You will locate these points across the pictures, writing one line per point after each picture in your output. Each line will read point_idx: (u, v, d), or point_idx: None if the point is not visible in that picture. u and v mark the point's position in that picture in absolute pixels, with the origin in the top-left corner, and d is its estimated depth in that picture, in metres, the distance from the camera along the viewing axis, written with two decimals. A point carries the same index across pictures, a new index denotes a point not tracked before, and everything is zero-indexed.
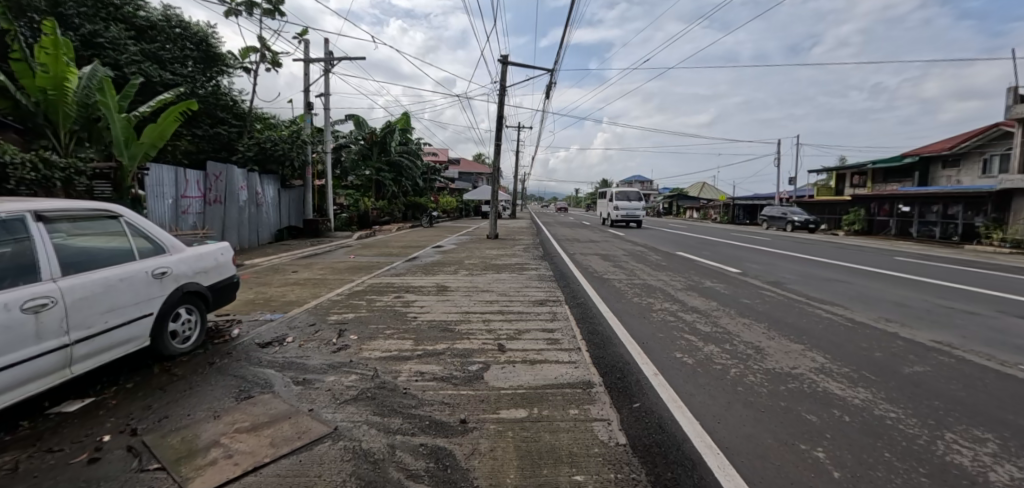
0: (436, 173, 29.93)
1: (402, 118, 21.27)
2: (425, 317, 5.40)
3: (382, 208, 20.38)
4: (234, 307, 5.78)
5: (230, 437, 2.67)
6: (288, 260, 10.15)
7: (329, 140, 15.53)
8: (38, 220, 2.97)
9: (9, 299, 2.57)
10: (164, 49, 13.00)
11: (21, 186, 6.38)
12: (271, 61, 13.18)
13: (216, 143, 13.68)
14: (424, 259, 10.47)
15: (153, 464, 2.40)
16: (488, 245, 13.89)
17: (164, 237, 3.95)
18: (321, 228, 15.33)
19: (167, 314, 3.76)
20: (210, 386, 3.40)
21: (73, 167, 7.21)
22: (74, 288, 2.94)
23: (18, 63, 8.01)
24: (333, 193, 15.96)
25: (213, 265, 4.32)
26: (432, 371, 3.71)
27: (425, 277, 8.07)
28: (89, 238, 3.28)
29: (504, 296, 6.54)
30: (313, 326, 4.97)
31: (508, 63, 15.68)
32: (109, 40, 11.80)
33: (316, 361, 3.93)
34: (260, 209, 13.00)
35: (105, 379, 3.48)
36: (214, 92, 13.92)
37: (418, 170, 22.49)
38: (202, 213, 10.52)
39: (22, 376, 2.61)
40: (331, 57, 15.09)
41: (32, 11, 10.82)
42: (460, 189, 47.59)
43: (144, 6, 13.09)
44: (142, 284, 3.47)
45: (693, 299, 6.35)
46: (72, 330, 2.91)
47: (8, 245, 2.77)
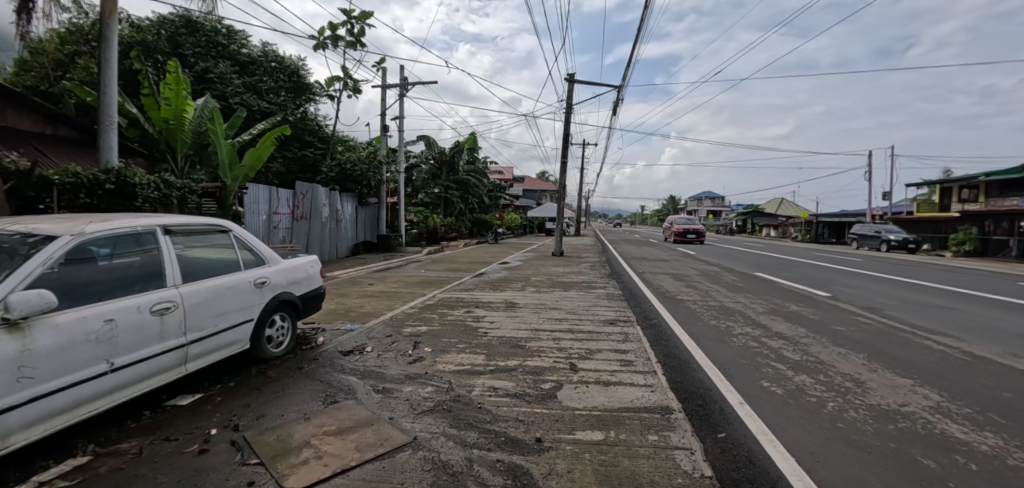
0: (501, 191, 30.48)
1: (469, 138, 22.01)
2: (495, 333, 5.47)
3: (450, 225, 21.01)
4: (320, 316, 6.22)
5: (319, 439, 2.85)
6: (365, 273, 10.78)
7: (402, 160, 16.37)
8: (164, 234, 3.36)
9: (141, 302, 2.95)
10: (262, 81, 14.54)
11: (154, 207, 7.12)
12: (352, 88, 14.25)
13: (303, 165, 15.04)
14: (490, 275, 10.68)
15: (252, 459, 2.62)
16: (553, 263, 13.91)
17: (264, 250, 4.34)
18: (393, 243, 16.17)
19: (265, 321, 4.13)
20: (298, 389, 3.66)
21: (186, 187, 7.82)
22: (191, 294, 3.30)
23: (146, 98, 9.21)
24: (405, 210, 16.75)
25: (304, 276, 4.68)
26: (505, 387, 3.74)
27: (493, 293, 8.21)
28: (202, 250, 3.67)
29: (572, 315, 6.48)
30: (390, 337, 5.21)
31: (574, 81, 15.84)
32: (218, 75, 13.37)
33: (394, 371, 4.12)
34: (340, 225, 13.94)
35: (211, 378, 3.86)
36: (301, 119, 15.34)
37: (484, 188, 23.14)
38: (290, 229, 11.45)
39: (145, 372, 2.95)
40: (406, 83, 15.97)
41: (158, 53, 12.93)
42: (523, 208, 48.00)
43: (246, 44, 14.75)
44: (245, 292, 3.83)
45: (777, 325, 5.90)
46: (188, 332, 3.27)
47: (138, 255, 3.14)
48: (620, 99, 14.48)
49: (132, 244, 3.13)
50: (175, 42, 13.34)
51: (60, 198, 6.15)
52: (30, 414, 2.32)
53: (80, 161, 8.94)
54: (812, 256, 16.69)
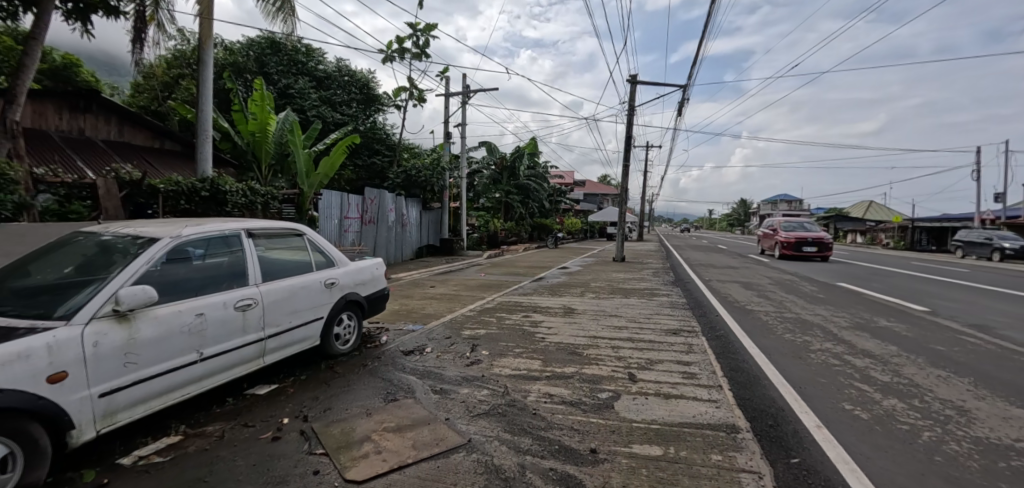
0: (561, 195, 30.29)
1: (530, 143, 22.13)
2: (552, 338, 5.42)
3: (509, 229, 21.20)
4: (384, 316, 6.50)
5: (379, 434, 2.96)
6: (427, 276, 11.14)
7: (464, 166, 16.79)
8: (248, 237, 3.67)
9: (227, 298, 3.23)
10: (336, 94, 15.56)
11: (242, 212, 7.84)
12: (417, 98, 14.84)
13: (372, 172, 15.89)
14: (549, 280, 10.62)
15: (318, 449, 2.77)
16: (613, 268, 13.59)
17: (334, 253, 4.61)
18: (455, 247, 16.61)
19: (334, 319, 4.37)
20: (362, 386, 3.83)
21: (269, 193, 8.54)
22: (269, 292, 3.57)
23: (237, 113, 10.19)
24: (466, 215, 17.13)
25: (369, 278, 4.91)
26: (560, 394, 3.69)
27: (551, 298, 8.15)
28: (280, 252, 3.96)
29: (633, 323, 6.27)
30: (449, 339, 5.33)
31: (637, 82, 15.43)
32: (297, 91, 14.50)
33: (452, 373, 4.20)
34: (405, 229, 14.53)
35: (285, 370, 4.15)
36: (371, 128, 16.22)
37: (544, 193, 23.14)
38: (359, 232, 12.10)
39: (228, 362, 3.23)
40: (468, 90, 16.36)
41: (247, 72, 14.25)
42: (584, 212, 47.38)
43: (322, 60, 15.84)
44: (316, 292, 4.08)
45: (864, 341, 5.33)
46: (266, 327, 3.54)
47: (226, 255, 3.44)
48: (686, 98, 13.89)
49: (220, 245, 3.43)
50: (261, 62, 14.64)
51: (164, 203, 6.83)
52: (133, 395, 2.62)
53: (182, 169, 9.99)
54: (909, 266, 14.94)
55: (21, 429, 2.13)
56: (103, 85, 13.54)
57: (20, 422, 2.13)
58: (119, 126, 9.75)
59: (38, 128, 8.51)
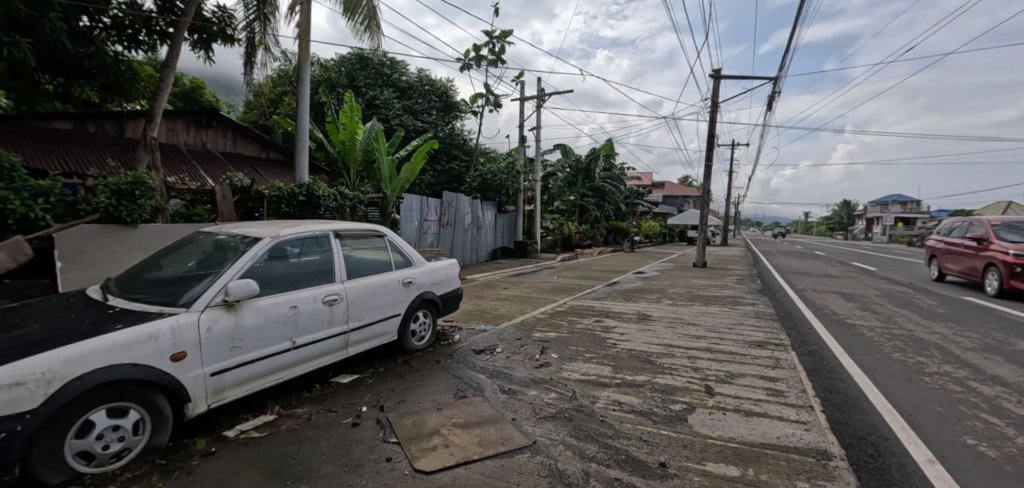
0: (639, 197, 29.32)
1: (605, 145, 21.71)
2: (624, 345, 5.26)
3: (584, 232, 20.94)
4: (458, 315, 6.72)
5: (448, 429, 3.06)
6: (500, 277, 11.35)
7: (539, 169, 16.88)
8: (337, 237, 3.96)
9: (316, 293, 3.53)
10: (417, 103, 16.43)
11: (333, 215, 8.54)
12: (493, 103, 15.21)
13: (450, 176, 16.54)
14: (624, 285, 10.33)
15: (392, 438, 2.93)
16: (694, 274, 12.88)
17: (412, 253, 4.83)
18: (529, 249, 16.74)
19: (410, 316, 4.61)
20: (435, 381, 3.99)
21: (357, 198, 9.22)
22: (352, 289, 3.85)
23: (330, 124, 11.13)
24: (540, 218, 17.23)
25: (444, 278, 5.09)
26: (630, 403, 3.57)
27: (625, 303, 7.91)
28: (364, 251, 4.23)
29: (712, 332, 5.89)
30: (519, 341, 5.38)
31: (720, 77, 14.52)
32: (383, 102, 15.52)
33: (521, 374, 4.23)
34: (481, 231, 14.92)
35: (367, 362, 4.45)
36: (449, 135, 16.90)
37: (620, 195, 22.56)
38: (437, 234, 12.63)
39: (317, 352, 3.53)
40: (542, 94, 16.42)
41: (339, 87, 15.52)
42: (664, 215, 45.55)
43: (405, 72, 16.79)
44: (394, 290, 4.32)
45: (1000, 366, 4.54)
46: (349, 321, 3.81)
47: (318, 254, 3.75)
48: (777, 91, 12.82)
49: (313, 245, 3.75)
50: (352, 77, 15.87)
51: (269, 207, 7.63)
52: (238, 376, 2.96)
53: (283, 176, 11.13)
54: None
55: (150, 399, 2.55)
56: (223, 104, 15.45)
57: (149, 393, 2.55)
58: (234, 138, 11.08)
59: (171, 142, 9.83)
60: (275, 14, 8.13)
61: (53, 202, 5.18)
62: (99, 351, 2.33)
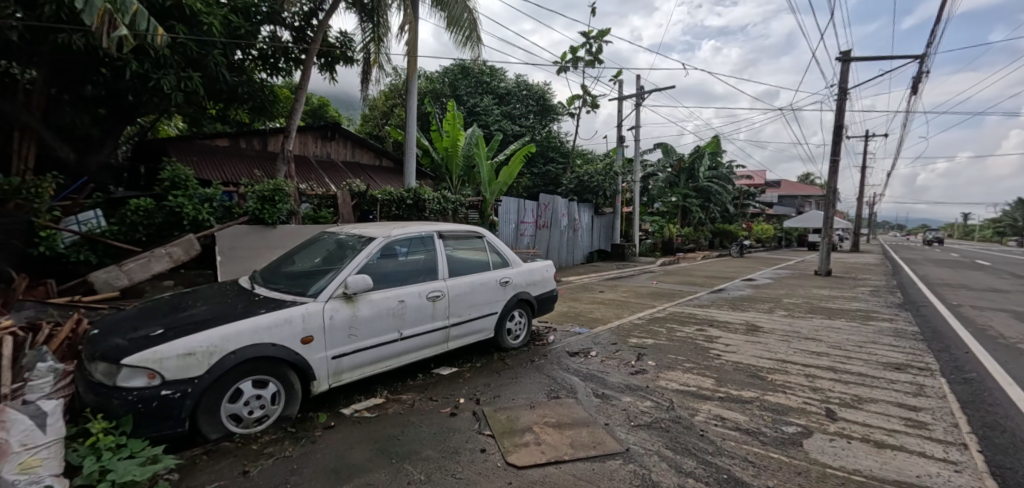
0: (749, 197, 26.93)
1: (711, 142, 20.28)
2: (730, 357, 4.88)
3: (687, 235, 19.77)
4: (552, 317, 6.75)
5: (540, 427, 3.11)
6: (596, 280, 11.18)
7: (637, 170, 16.30)
8: (440, 238, 4.22)
9: (421, 289, 3.81)
10: (515, 108, 16.86)
11: (436, 218, 9.11)
12: (589, 104, 15.06)
13: (546, 179, 16.70)
14: (731, 292, 9.55)
15: (486, 430, 3.05)
16: (816, 283, 11.48)
17: (510, 254, 4.96)
18: (627, 252, 16.27)
19: (507, 314, 4.74)
20: (528, 379, 4.07)
21: (459, 201, 9.72)
22: (453, 286, 4.08)
23: (435, 133, 11.90)
24: (639, 220, 16.65)
25: (540, 279, 5.16)
26: (735, 419, 3.30)
27: (732, 312, 7.32)
28: (464, 252, 4.44)
29: (838, 349, 5.21)
30: (614, 345, 5.26)
31: (850, 60, 12.77)
32: (483, 109, 16.20)
33: (615, 379, 4.14)
34: (577, 233, 14.83)
35: (464, 356, 4.68)
36: (546, 138, 17.07)
37: (728, 196, 20.88)
38: (534, 236, 12.81)
39: (420, 344, 3.80)
40: (641, 91, 15.84)
41: (443, 97, 16.53)
42: (780, 217, 41.20)
43: (504, 79, 17.32)
44: (491, 289, 4.49)
45: None
46: (450, 316, 4.05)
47: (423, 253, 4.03)
48: (926, 70, 10.92)
49: (419, 244, 4.03)
50: (454, 86, 16.81)
51: (381, 210, 8.35)
52: (354, 360, 3.31)
53: (393, 181, 12.16)
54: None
55: (285, 375, 2.97)
56: (344, 118, 17.30)
57: (284, 370, 2.96)
58: (353, 147, 12.36)
59: (303, 154, 11.29)
60: (387, 33, 8.92)
61: (215, 207, 6.28)
62: (247, 331, 2.78)
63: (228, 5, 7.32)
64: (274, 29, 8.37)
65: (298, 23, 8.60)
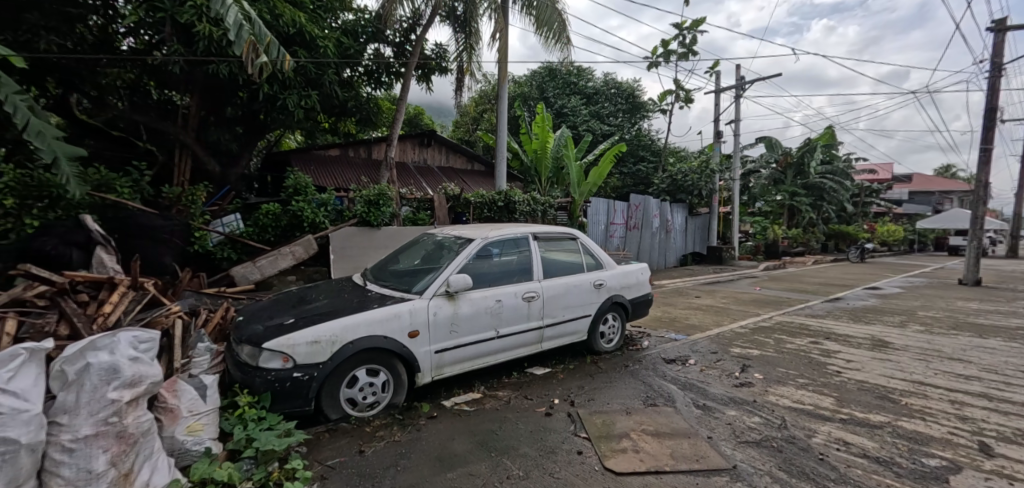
0: (872, 194, 23.74)
1: (825, 133, 18.21)
2: (853, 374, 4.34)
3: (795, 237, 17.92)
4: (645, 321, 6.51)
5: (638, 434, 3.02)
6: (691, 285, 10.57)
7: (737, 166, 15.17)
8: (534, 239, 4.27)
9: (517, 289, 3.89)
10: (603, 107, 16.58)
11: (526, 219, 9.25)
12: (683, 99, 14.34)
13: (636, 178, 16.17)
14: (851, 302, 8.48)
15: (582, 433, 3.03)
16: (963, 295, 9.77)
17: (604, 256, 4.86)
18: (724, 256, 15.27)
19: (600, 317, 4.67)
20: (623, 384, 3.97)
21: (548, 203, 9.77)
22: (547, 287, 4.12)
23: (524, 136, 12.10)
24: (739, 221, 15.44)
25: (634, 282, 5.01)
26: (861, 445, 2.93)
27: (854, 324, 6.50)
28: (557, 253, 4.44)
29: (997, 373, 4.39)
30: (714, 354, 4.94)
31: (1008, 28, 10.71)
32: (571, 109, 16.19)
33: (717, 391, 3.88)
34: (669, 235, 14.15)
35: (557, 357, 4.69)
36: (636, 136, 16.57)
37: (846, 193, 18.58)
38: (624, 237, 12.46)
39: (516, 342, 3.89)
40: (742, 81, 14.69)
41: (532, 100, 16.80)
42: (912, 217, 35.73)
43: (592, 78, 17.07)
44: (585, 291, 4.45)
45: None
46: (544, 317, 4.09)
47: (516, 254, 4.10)
48: None
49: (513, 245, 4.11)
50: (542, 89, 16.97)
51: (474, 212, 8.65)
52: (455, 355, 3.48)
53: (484, 184, 12.58)
54: None
55: (394, 365, 3.21)
56: (437, 125, 18.27)
57: (393, 361, 3.21)
58: (447, 153, 13.00)
59: (403, 160, 12.10)
60: (478, 42, 9.25)
61: (329, 211, 7.01)
62: (363, 323, 3.05)
63: (340, 28, 8.26)
64: (378, 46, 9.09)
65: (399, 39, 9.23)
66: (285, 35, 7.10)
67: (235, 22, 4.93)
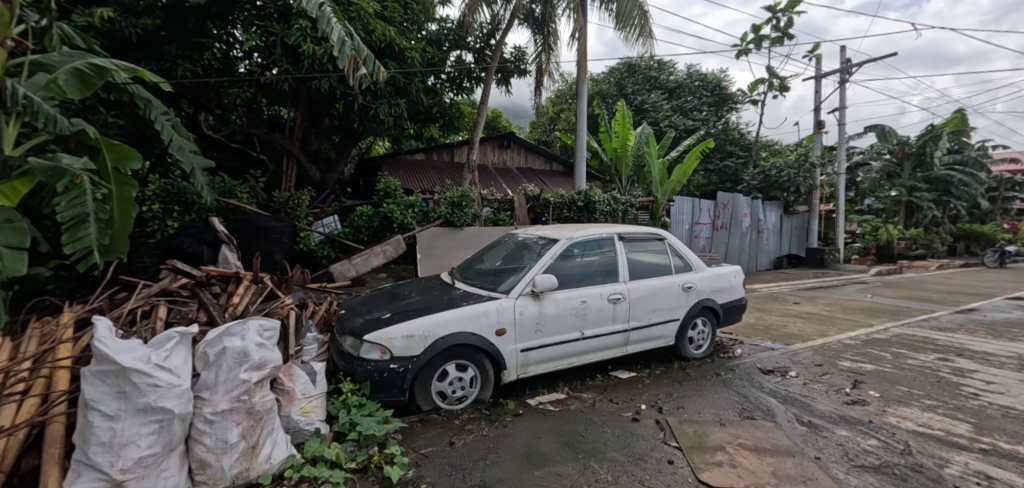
0: (1016, 188, 20.22)
1: (954, 118, 15.83)
2: (996, 398, 3.74)
3: (914, 238, 15.77)
4: (737, 328, 6.10)
5: (734, 448, 2.84)
6: (788, 290, 9.72)
7: (842, 159, 13.69)
8: (619, 240, 4.18)
9: (602, 291, 3.84)
10: (687, 101, 15.80)
11: (606, 219, 9.10)
12: (777, 88, 13.24)
13: (723, 175, 15.19)
14: (991, 313, 7.29)
15: (673, 442, 2.92)
16: None
17: (693, 257, 4.63)
18: (827, 258, 13.87)
19: (689, 322, 4.46)
20: (715, 394, 3.76)
21: (629, 202, 9.52)
22: (633, 289, 4.02)
23: (603, 134, 11.90)
24: (844, 220, 13.92)
25: (726, 286, 4.72)
26: (1011, 481, 2.52)
27: (996, 340, 5.58)
28: (643, 254, 4.30)
29: None
30: (819, 367, 4.50)
31: None
32: (652, 105, 15.65)
33: (824, 407, 3.54)
34: (762, 235, 13.12)
35: (642, 361, 4.55)
36: (723, 130, 15.60)
37: (982, 186, 15.99)
38: (710, 238, 11.78)
39: (600, 345, 3.84)
40: (848, 65, 13.23)
41: (611, 97, 16.47)
42: None
43: (673, 71, 16.34)
44: (673, 294, 4.28)
45: None
46: (630, 320, 3.99)
47: (600, 255, 4.04)
48: None
49: (597, 246, 4.06)
50: (621, 85, 16.57)
51: (553, 212, 8.66)
52: (540, 355, 3.52)
53: (563, 184, 12.56)
54: None
55: (481, 362, 3.32)
56: (515, 126, 18.54)
57: (481, 357, 3.32)
58: (526, 153, 13.14)
59: (484, 163, 12.43)
60: (557, 41, 9.24)
61: (416, 212, 7.40)
62: (453, 320, 3.19)
63: (426, 38, 8.69)
64: (461, 53, 9.44)
65: (479, 45, 9.52)
66: (378, 48, 7.62)
67: (339, 39, 5.37)
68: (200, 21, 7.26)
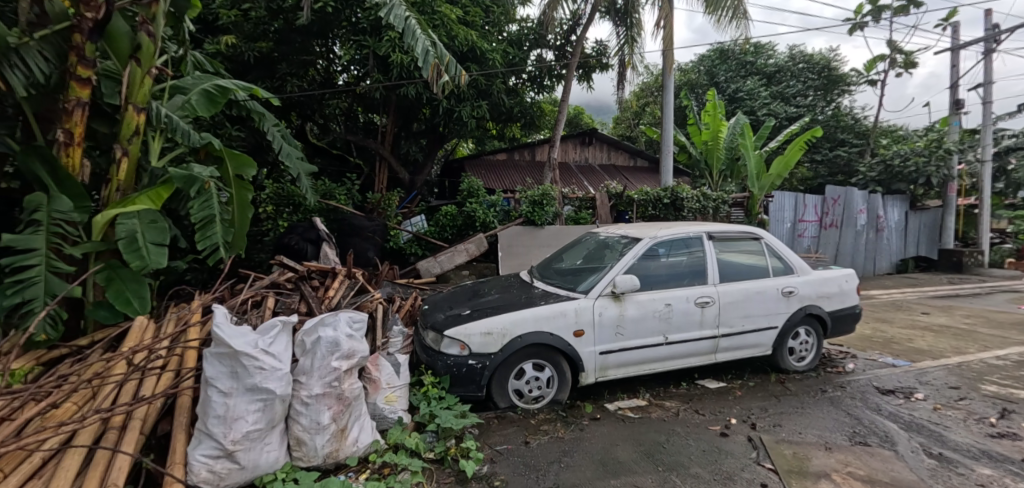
0: None
1: None
2: None
3: None
4: (849, 339, 5.40)
5: (843, 477, 2.50)
6: (915, 297, 8.42)
7: (990, 144, 11.55)
8: (708, 239, 3.88)
9: (688, 294, 3.59)
10: (790, 86, 14.33)
11: (695, 217, 8.56)
12: (902, 64, 11.51)
13: (834, 166, 13.55)
14: None
15: (767, 463, 2.65)
16: None
17: (795, 259, 4.17)
18: (968, 262, 11.79)
19: (790, 331, 4.03)
20: (820, 413, 3.35)
21: (721, 199, 8.85)
22: (724, 293, 3.71)
23: (692, 126, 11.21)
24: (994, 216, 11.73)
25: (836, 291, 4.18)
26: None
27: None
28: (736, 254, 3.96)
29: None
30: (957, 390, 3.82)
31: None
32: (747, 93, 14.44)
33: (962, 439, 2.99)
34: (882, 235, 11.50)
35: (733, 371, 4.20)
36: (834, 116, 13.92)
37: None
38: (817, 237, 10.58)
39: (686, 351, 3.61)
40: (998, 31, 11.12)
41: (700, 87, 15.47)
42: None
43: (773, 54, 14.92)
44: (770, 300, 3.89)
45: None
46: (720, 326, 3.70)
47: (687, 255, 3.79)
48: None
49: (683, 246, 3.80)
50: (712, 73, 15.50)
51: (637, 210, 8.33)
52: (620, 358, 3.39)
53: (648, 180, 12.03)
54: None
55: (558, 362, 3.28)
56: (597, 123, 18.16)
57: (558, 358, 3.28)
58: (608, 150, 12.80)
59: (565, 161, 12.33)
60: (640, 32, 8.89)
61: (497, 211, 7.55)
62: (531, 319, 3.18)
63: (506, 40, 8.82)
64: (541, 52, 9.45)
65: (560, 42, 9.45)
66: (461, 53, 7.88)
67: (423, 51, 5.60)
68: (306, 40, 7.95)
